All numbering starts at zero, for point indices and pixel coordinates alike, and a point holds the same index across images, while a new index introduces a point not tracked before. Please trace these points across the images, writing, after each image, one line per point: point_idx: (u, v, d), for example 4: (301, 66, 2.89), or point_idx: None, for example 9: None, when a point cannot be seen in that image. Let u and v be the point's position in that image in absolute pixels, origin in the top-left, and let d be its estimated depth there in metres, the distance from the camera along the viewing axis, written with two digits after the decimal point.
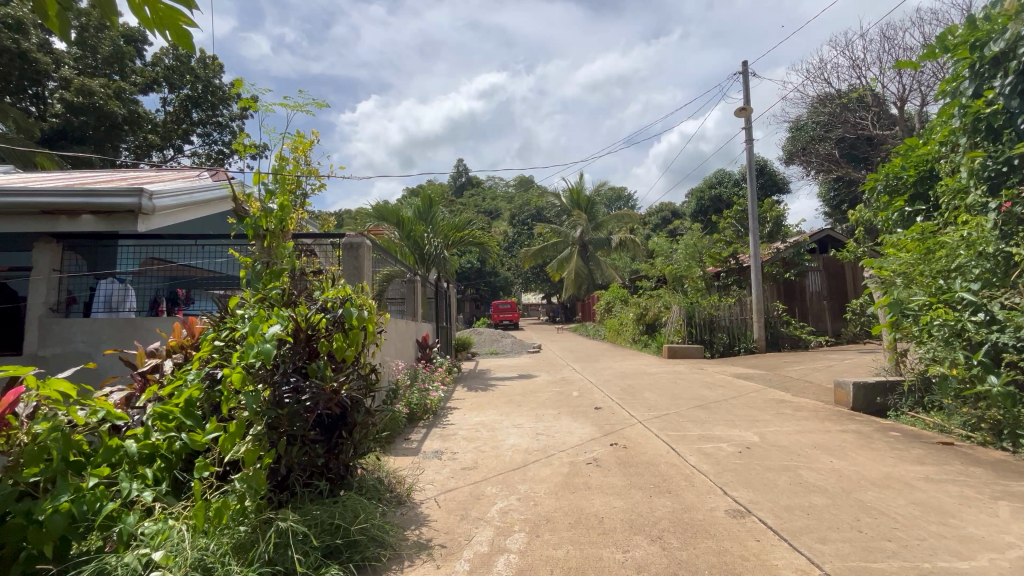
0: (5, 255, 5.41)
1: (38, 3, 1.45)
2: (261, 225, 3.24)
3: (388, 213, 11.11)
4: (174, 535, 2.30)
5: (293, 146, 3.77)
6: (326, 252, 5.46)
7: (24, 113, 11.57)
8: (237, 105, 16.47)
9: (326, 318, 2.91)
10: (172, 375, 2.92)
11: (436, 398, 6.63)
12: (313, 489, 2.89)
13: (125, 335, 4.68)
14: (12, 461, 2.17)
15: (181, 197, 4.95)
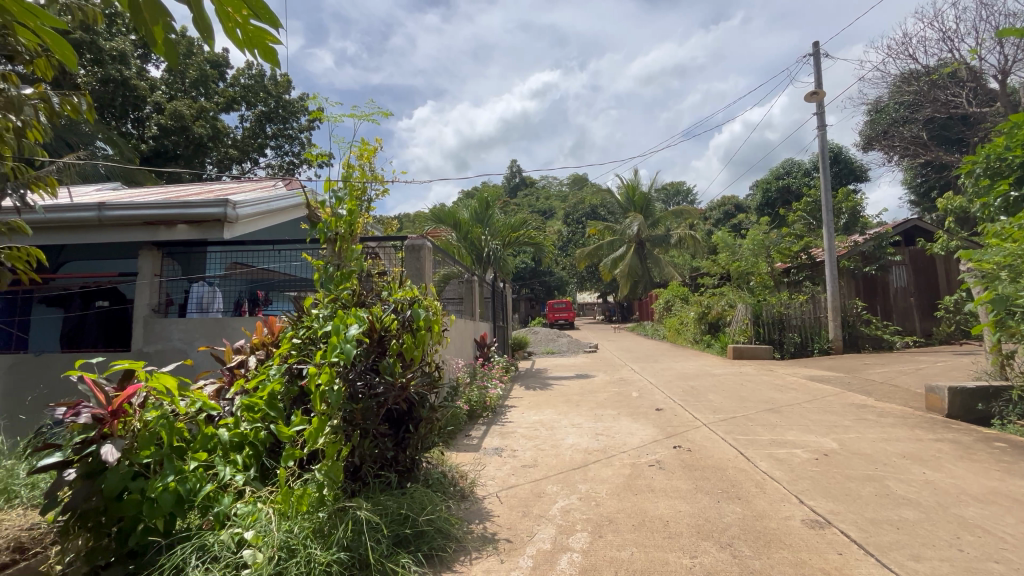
0: (114, 262, 6.07)
1: (148, 33, 1.55)
2: (331, 229, 3.44)
3: (446, 216, 11.42)
4: (262, 517, 2.49)
5: (359, 154, 3.97)
6: (389, 254, 5.68)
7: (126, 136, 12.92)
8: (305, 118, 17.52)
9: (396, 319, 3.05)
10: (257, 370, 3.16)
11: (494, 396, 6.73)
12: (383, 480, 3.04)
13: (215, 333, 5.14)
14: (128, 444, 2.46)
15: (260, 206, 5.35)
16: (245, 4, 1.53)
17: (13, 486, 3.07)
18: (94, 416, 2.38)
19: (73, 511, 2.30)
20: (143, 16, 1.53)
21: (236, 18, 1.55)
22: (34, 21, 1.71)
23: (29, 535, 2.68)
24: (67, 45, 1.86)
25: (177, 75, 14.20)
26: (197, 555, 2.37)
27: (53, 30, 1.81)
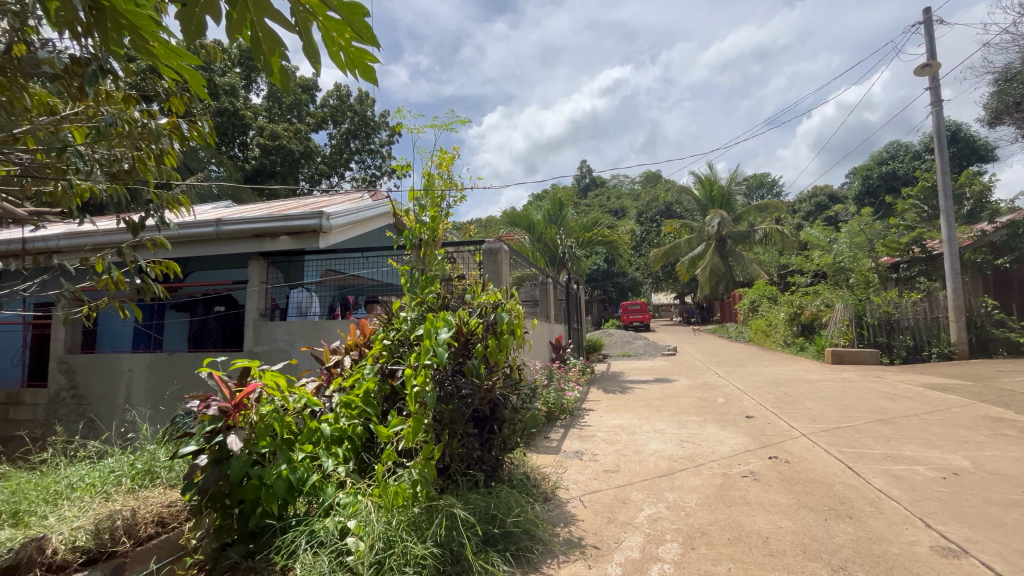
0: (229, 271, 6.79)
1: (268, 69, 1.78)
2: (416, 235, 3.62)
3: (519, 219, 11.57)
4: (362, 508, 2.64)
5: (438, 162, 4.13)
6: (467, 258, 5.83)
7: (234, 158, 14.44)
8: (385, 132, 18.56)
9: (482, 322, 3.15)
10: (352, 369, 3.37)
11: (572, 399, 6.69)
12: (470, 479, 3.13)
13: (313, 335, 5.53)
14: (248, 434, 2.73)
15: (350, 216, 5.74)
16: (350, 28, 1.66)
17: (156, 467, 3.52)
18: (220, 408, 2.70)
19: (206, 493, 2.60)
20: (262, 47, 1.68)
21: (339, 41, 1.69)
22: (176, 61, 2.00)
23: (170, 510, 3.06)
24: (202, 80, 2.15)
25: (275, 101, 15.64)
26: (308, 540, 2.56)
27: (192, 67, 2.09)
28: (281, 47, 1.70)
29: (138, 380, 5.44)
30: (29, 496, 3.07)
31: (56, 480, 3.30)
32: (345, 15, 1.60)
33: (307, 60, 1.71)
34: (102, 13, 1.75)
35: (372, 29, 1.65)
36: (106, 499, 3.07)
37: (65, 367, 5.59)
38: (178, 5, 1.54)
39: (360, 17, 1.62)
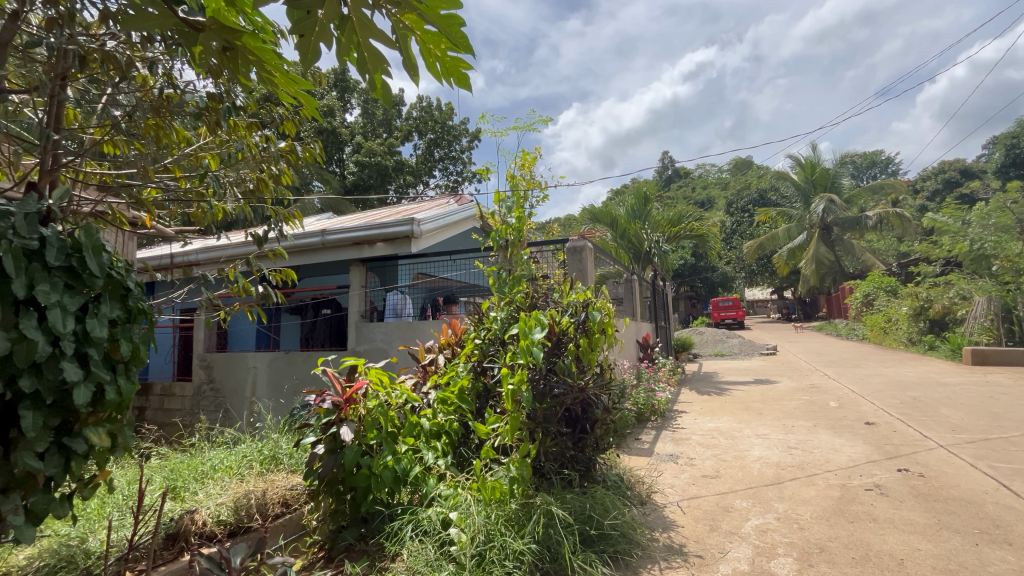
0: (333, 277, 7.40)
1: (371, 88, 1.92)
2: (503, 236, 3.70)
3: (602, 215, 11.39)
4: (462, 501, 2.74)
5: (520, 163, 4.17)
6: (550, 258, 5.81)
7: (333, 174, 15.73)
8: (466, 139, 19.18)
9: (573, 321, 3.17)
10: (446, 367, 3.52)
11: (663, 400, 6.44)
12: (564, 477, 3.13)
13: (408, 335, 5.82)
14: (358, 427, 2.96)
15: (437, 221, 6.06)
16: (445, 39, 1.74)
17: (279, 454, 3.94)
18: (334, 402, 2.95)
19: (324, 479, 2.84)
20: (368, 66, 1.80)
21: (436, 52, 1.78)
22: (292, 87, 2.21)
23: (292, 493, 3.41)
24: (314, 101, 2.34)
25: (367, 118, 16.82)
26: (413, 528, 2.71)
27: (306, 92, 2.30)
28: (383, 65, 1.80)
29: (261, 376, 6.11)
30: (182, 473, 3.56)
31: (203, 461, 3.81)
32: (442, 27, 1.67)
33: (407, 74, 1.82)
34: (235, 53, 2.00)
35: (466, 37, 1.70)
36: (242, 480, 3.49)
37: (204, 364, 6.43)
38: (296, 36, 1.69)
39: (456, 27, 1.68)
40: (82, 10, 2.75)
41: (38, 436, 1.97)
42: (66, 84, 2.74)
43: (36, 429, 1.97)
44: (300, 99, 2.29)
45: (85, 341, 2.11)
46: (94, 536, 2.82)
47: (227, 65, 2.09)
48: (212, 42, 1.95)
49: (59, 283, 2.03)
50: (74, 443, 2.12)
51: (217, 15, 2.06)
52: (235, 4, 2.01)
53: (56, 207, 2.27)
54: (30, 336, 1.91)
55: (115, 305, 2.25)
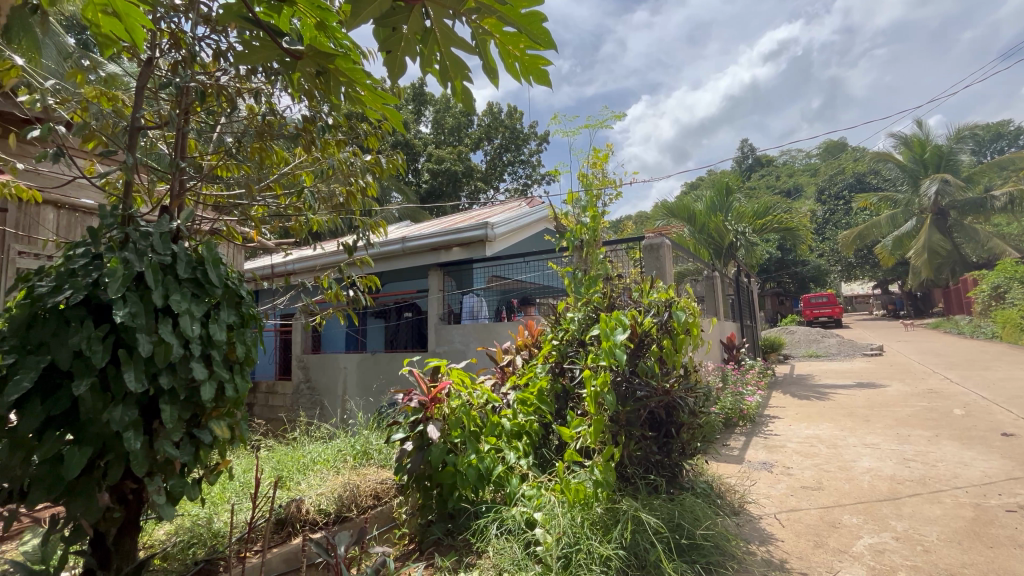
0: (413, 281, 7.75)
1: (454, 94, 1.97)
2: (577, 236, 3.67)
3: (678, 210, 10.93)
4: (546, 502, 2.75)
5: (592, 161, 4.11)
6: (623, 256, 5.57)
7: (409, 184, 16.53)
8: (534, 141, 19.33)
9: (655, 322, 3.09)
10: (524, 368, 3.56)
11: (752, 404, 6.03)
12: (650, 483, 3.02)
13: (485, 336, 5.92)
14: (443, 425, 3.07)
15: (509, 225, 6.37)
16: (525, 38, 1.77)
17: (370, 450, 4.18)
18: (420, 401, 3.10)
19: (413, 474, 2.98)
20: (450, 74, 1.87)
21: (515, 52, 1.82)
22: (381, 102, 2.31)
23: (383, 487, 3.61)
24: (400, 114, 2.42)
25: (440, 128, 17.51)
26: (498, 526, 2.75)
27: (393, 104, 2.38)
28: (464, 71, 1.86)
29: (352, 376, 6.54)
30: (288, 464, 3.90)
31: (304, 454, 4.14)
32: (522, 27, 1.67)
33: (488, 78, 1.87)
34: (328, 77, 2.17)
35: (547, 33, 1.70)
36: (338, 473, 3.75)
37: (302, 365, 7.01)
38: (385, 53, 1.80)
39: (536, 23, 1.68)
40: (199, 51, 3.11)
41: (174, 427, 2.25)
42: (188, 117, 3.11)
43: (173, 421, 2.24)
44: (388, 114, 2.38)
45: (208, 344, 2.38)
46: (218, 517, 3.16)
47: (321, 87, 2.25)
48: (309, 69, 2.13)
49: (188, 293, 2.32)
50: (202, 434, 2.39)
51: (315, 43, 2.24)
52: (326, 30, 2.15)
53: (184, 226, 2.58)
54: (167, 339, 2.19)
55: (231, 312, 2.53)
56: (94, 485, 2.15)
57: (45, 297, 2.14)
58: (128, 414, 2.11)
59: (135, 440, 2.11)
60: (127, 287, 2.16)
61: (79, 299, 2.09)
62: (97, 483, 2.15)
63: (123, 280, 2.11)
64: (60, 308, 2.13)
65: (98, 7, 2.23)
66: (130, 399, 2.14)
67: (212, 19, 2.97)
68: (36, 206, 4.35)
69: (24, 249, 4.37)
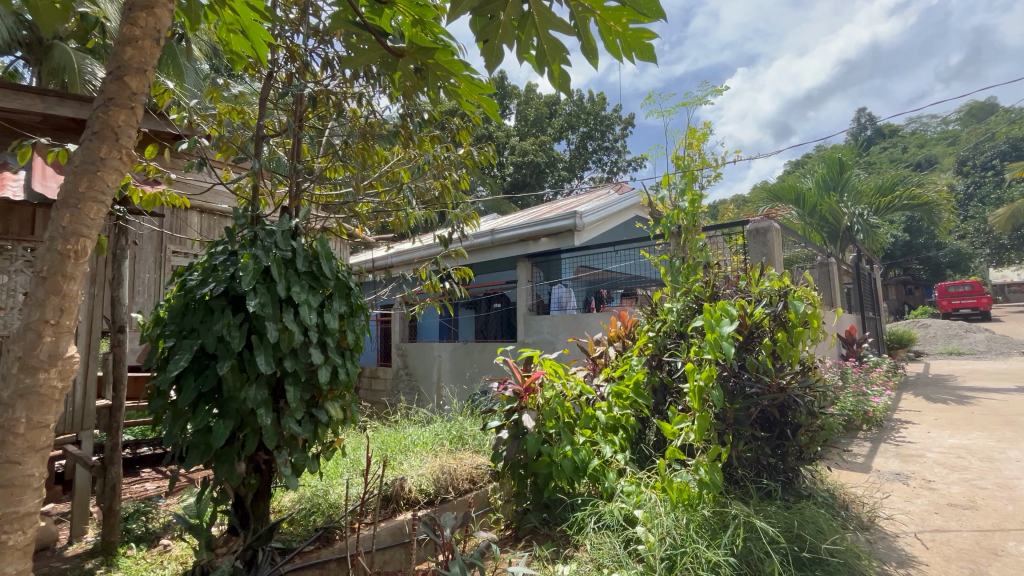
0: (503, 272, 7.89)
1: (550, 77, 1.91)
2: (674, 222, 3.47)
3: (784, 191, 9.98)
4: (646, 499, 2.65)
5: (688, 142, 3.84)
6: (726, 242, 5.19)
7: (494, 177, 16.83)
8: (620, 127, 18.68)
9: (768, 313, 2.84)
10: (619, 360, 3.47)
11: (879, 406, 5.34)
12: (763, 488, 2.79)
13: (575, 327, 5.83)
14: (537, 415, 3.08)
15: (598, 214, 6.30)
16: (628, 12, 1.66)
17: (465, 435, 4.33)
18: (515, 390, 3.15)
19: (509, 461, 3.03)
20: (547, 58, 1.82)
21: (616, 28, 1.72)
22: (477, 93, 2.31)
23: (478, 472, 3.70)
24: (496, 104, 2.42)
25: (522, 120, 17.59)
26: (595, 521, 2.70)
27: (489, 95, 2.38)
28: (562, 53, 1.80)
29: (445, 364, 6.82)
30: (391, 445, 4.15)
31: (406, 436, 4.38)
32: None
33: (587, 58, 1.79)
34: (426, 73, 2.23)
35: (654, 5, 1.58)
36: (437, 456, 3.93)
37: (401, 353, 7.45)
38: (483, 43, 1.79)
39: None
40: (311, 61, 3.37)
41: (297, 406, 2.49)
42: (302, 124, 3.39)
43: (296, 401, 2.48)
44: (484, 105, 2.39)
45: (323, 332, 2.59)
46: (334, 489, 3.46)
47: (420, 84, 2.32)
48: (409, 66, 2.20)
49: (306, 285, 2.54)
50: (320, 413, 2.61)
51: (415, 39, 2.29)
52: (425, 27, 2.21)
53: (301, 224, 2.82)
54: (290, 327, 2.42)
55: (342, 302, 2.73)
56: (235, 454, 2.43)
57: (194, 289, 2.46)
58: (261, 393, 2.36)
59: (266, 417, 2.37)
60: (257, 280, 2.41)
61: (221, 290, 2.37)
62: (237, 452, 2.45)
63: (254, 274, 2.37)
64: (206, 298, 2.43)
65: (231, 28, 2.47)
66: (261, 380, 2.40)
67: (320, 30, 3.19)
68: (184, 211, 5.05)
69: (176, 249, 5.12)
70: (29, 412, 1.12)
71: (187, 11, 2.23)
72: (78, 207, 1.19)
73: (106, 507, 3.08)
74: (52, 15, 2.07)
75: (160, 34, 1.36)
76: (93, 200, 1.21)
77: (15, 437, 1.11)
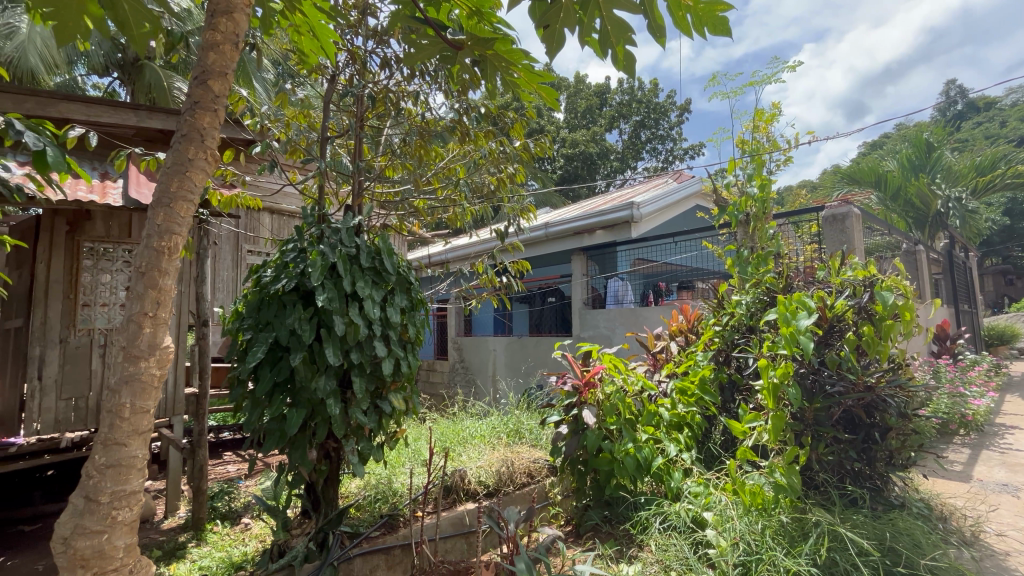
0: (557, 266, 7.81)
1: (613, 58, 1.84)
2: (742, 210, 3.27)
3: (863, 174, 9.18)
4: (715, 501, 2.53)
5: (755, 124, 3.61)
6: (800, 230, 4.83)
7: (545, 171, 16.71)
8: (675, 113, 17.95)
9: (852, 306, 2.61)
10: (682, 356, 3.32)
11: (981, 409, 4.80)
12: (847, 494, 2.58)
13: (633, 321, 5.66)
14: (598, 411, 3.01)
15: (655, 204, 6.11)
16: None
17: (522, 429, 4.32)
18: (574, 385, 3.09)
19: (568, 457, 2.98)
20: (611, 39, 1.76)
21: (686, 3, 1.63)
22: (536, 82, 2.27)
23: (535, 466, 3.69)
24: (555, 93, 2.37)
25: (573, 112, 17.33)
26: (660, 521, 2.60)
27: (548, 83, 2.33)
28: (627, 33, 1.73)
29: (501, 357, 6.87)
30: (450, 436, 4.22)
31: (464, 428, 4.43)
32: None
33: (653, 37, 1.71)
34: (484, 64, 2.20)
35: None
36: (495, 448, 3.95)
37: (457, 347, 7.58)
38: (543, 29, 1.76)
39: None
40: (371, 62, 3.46)
41: (363, 397, 2.58)
42: (363, 124, 3.49)
43: (362, 391, 2.57)
44: (543, 94, 2.34)
45: (386, 325, 2.66)
46: (397, 478, 3.56)
47: (479, 77, 2.31)
48: (467, 59, 2.19)
49: (369, 280, 2.62)
50: (384, 404, 2.69)
51: (473, 30, 2.28)
52: (482, 17, 2.19)
53: (364, 221, 2.90)
54: (355, 320, 2.50)
55: (403, 296, 2.79)
56: (307, 441, 2.55)
57: (269, 285, 2.60)
58: (330, 383, 2.47)
59: (335, 407, 2.47)
60: (325, 275, 2.50)
61: (292, 286, 2.49)
62: (308, 439, 2.57)
63: (322, 270, 2.46)
64: (279, 293, 2.56)
65: (298, 32, 2.57)
66: (330, 371, 2.50)
67: (379, 31, 3.27)
68: (257, 212, 5.37)
69: (250, 248, 5.47)
70: (133, 398, 1.21)
71: (261, 19, 2.34)
72: (171, 206, 1.27)
73: (196, 486, 3.34)
74: (144, 38, 1.93)
75: (238, 37, 1.43)
76: (183, 199, 1.29)
77: (122, 421, 1.20)
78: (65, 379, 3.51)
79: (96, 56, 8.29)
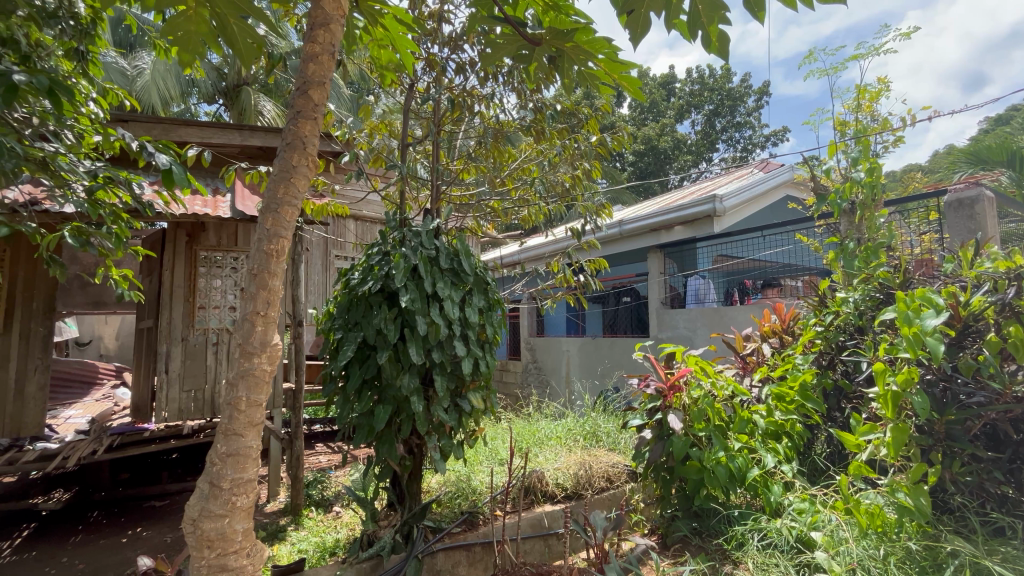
0: (632, 264, 7.56)
1: (704, 37, 1.71)
2: (846, 197, 2.94)
3: (992, 151, 7.93)
4: (825, 521, 2.29)
5: (858, 102, 3.24)
6: (916, 218, 4.26)
7: (614, 168, 16.30)
8: (755, 98, 16.74)
9: (992, 302, 2.25)
10: (778, 359, 3.05)
11: None
12: (992, 522, 2.22)
13: (717, 321, 5.33)
14: (684, 416, 2.83)
15: (740, 195, 5.73)
16: None
17: (599, 432, 4.20)
18: (658, 388, 2.92)
19: (652, 463, 2.83)
20: (701, 19, 1.64)
21: None
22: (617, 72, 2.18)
23: (615, 470, 3.57)
24: (638, 82, 2.27)
25: (642, 106, 16.78)
26: (759, 538, 2.40)
27: (631, 72, 2.24)
28: (720, 9, 1.60)
29: (575, 358, 6.77)
30: (526, 437, 4.20)
31: (539, 428, 4.40)
32: None
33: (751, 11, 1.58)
34: (562, 57, 2.15)
35: None
36: (572, 451, 3.88)
37: (530, 347, 7.59)
38: (627, 14, 1.68)
39: None
40: (446, 68, 3.54)
41: (444, 395, 2.63)
42: (439, 129, 3.57)
43: (444, 390, 2.62)
44: (625, 85, 2.25)
45: (465, 325, 2.70)
46: (477, 477, 3.60)
47: (557, 72, 2.26)
48: (545, 55, 2.15)
49: (449, 280, 2.67)
50: (464, 402, 2.73)
51: (554, 25, 2.25)
52: (561, 10, 2.14)
53: (442, 223, 2.96)
54: (436, 320, 2.56)
55: (481, 297, 2.81)
56: (393, 436, 2.65)
57: (356, 287, 2.72)
58: (413, 381, 2.54)
59: (418, 404, 2.54)
60: (408, 277, 2.58)
61: (378, 288, 2.59)
62: (394, 435, 2.66)
63: (405, 272, 2.55)
64: (366, 295, 2.67)
65: (381, 44, 2.69)
66: (413, 369, 2.58)
67: (454, 37, 3.33)
68: (343, 219, 5.71)
69: (337, 253, 5.82)
70: (248, 392, 1.30)
71: (348, 35, 2.48)
72: (278, 212, 1.35)
73: (293, 474, 3.60)
74: (248, 53, 1.98)
75: (334, 47, 1.49)
76: (289, 205, 1.37)
77: (238, 413, 1.30)
78: (186, 373, 3.95)
79: (205, 87, 9.31)
